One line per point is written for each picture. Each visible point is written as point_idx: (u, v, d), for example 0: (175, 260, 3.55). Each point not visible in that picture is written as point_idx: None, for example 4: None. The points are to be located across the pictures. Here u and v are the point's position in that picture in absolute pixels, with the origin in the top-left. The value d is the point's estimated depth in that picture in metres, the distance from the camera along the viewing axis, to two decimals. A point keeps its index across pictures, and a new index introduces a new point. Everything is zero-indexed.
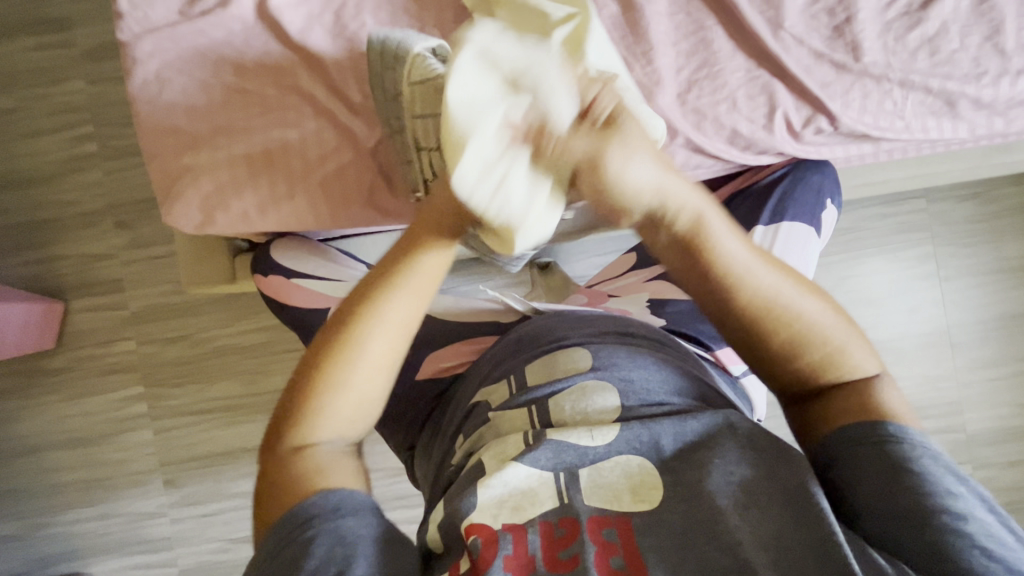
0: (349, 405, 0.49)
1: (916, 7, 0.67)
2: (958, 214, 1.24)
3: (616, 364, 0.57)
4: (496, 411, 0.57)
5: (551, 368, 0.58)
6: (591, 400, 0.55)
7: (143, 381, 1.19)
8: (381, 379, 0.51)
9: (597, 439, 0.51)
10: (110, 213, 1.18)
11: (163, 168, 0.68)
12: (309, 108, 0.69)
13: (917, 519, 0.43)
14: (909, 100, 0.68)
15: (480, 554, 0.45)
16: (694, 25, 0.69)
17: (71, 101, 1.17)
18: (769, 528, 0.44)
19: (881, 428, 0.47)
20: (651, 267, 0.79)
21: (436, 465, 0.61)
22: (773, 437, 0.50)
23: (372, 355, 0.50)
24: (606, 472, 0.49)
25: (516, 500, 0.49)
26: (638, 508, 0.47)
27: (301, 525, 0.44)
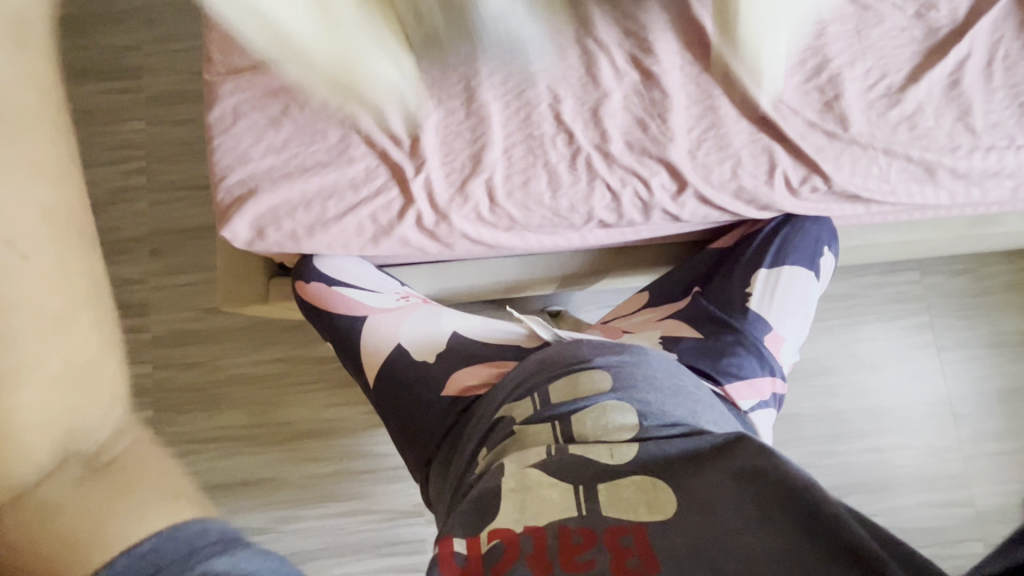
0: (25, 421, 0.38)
1: (895, 91, 0.77)
2: (952, 286, 1.30)
3: (635, 387, 0.62)
4: (521, 425, 0.61)
5: (573, 390, 0.63)
6: (611, 417, 0.59)
7: (154, 406, 1.25)
8: (86, 372, 0.41)
9: (615, 458, 0.55)
10: (148, 241, 1.28)
11: (229, 187, 0.74)
12: (363, 146, 0.76)
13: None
14: (892, 167, 0.75)
15: (503, 556, 0.48)
16: (703, 94, 0.77)
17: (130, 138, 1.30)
18: (781, 540, 0.46)
19: None
20: (661, 306, 0.85)
21: (458, 476, 0.64)
22: (774, 453, 0.52)
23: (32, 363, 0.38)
24: (624, 489, 0.53)
25: (539, 509, 0.52)
26: (653, 518, 0.51)
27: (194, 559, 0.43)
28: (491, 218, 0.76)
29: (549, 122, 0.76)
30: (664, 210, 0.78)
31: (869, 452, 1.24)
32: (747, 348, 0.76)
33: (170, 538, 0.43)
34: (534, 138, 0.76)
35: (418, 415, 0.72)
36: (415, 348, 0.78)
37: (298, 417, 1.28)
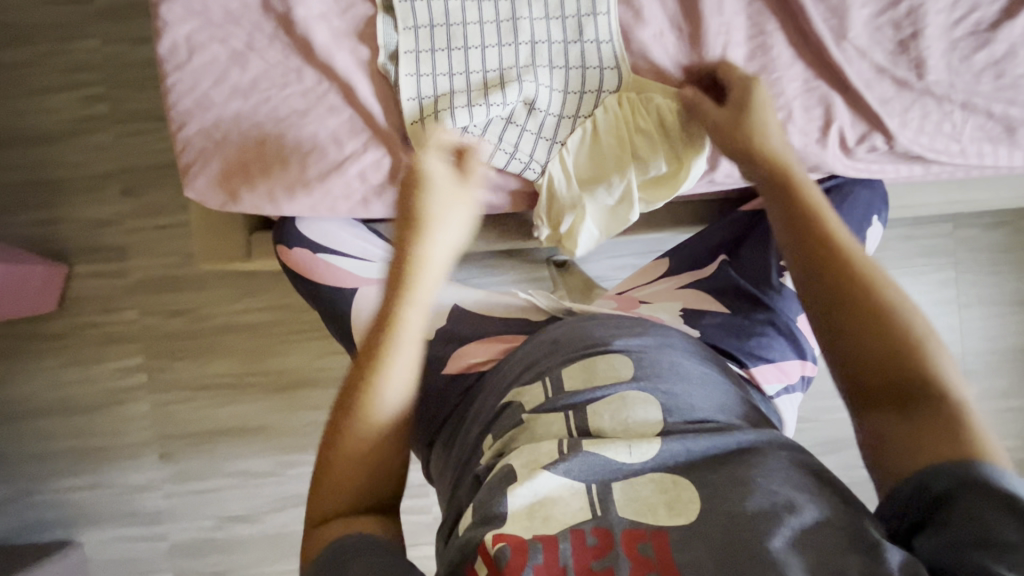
0: (394, 414, 0.54)
1: (985, 28, 0.67)
2: (985, 240, 1.22)
3: (658, 377, 0.56)
4: (530, 413, 0.56)
5: (591, 377, 0.57)
6: (632, 412, 0.53)
7: (144, 352, 1.28)
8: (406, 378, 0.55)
9: (633, 456, 0.50)
10: (120, 177, 1.24)
11: (188, 137, 0.68)
12: (338, 96, 0.70)
13: (1002, 489, 0.41)
14: (967, 123, 0.69)
15: (509, 564, 0.44)
16: (754, 29, 0.71)
17: (86, 59, 1.22)
18: (814, 550, 0.42)
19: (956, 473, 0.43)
20: (685, 275, 0.79)
21: (459, 464, 0.60)
22: (808, 462, 0.50)
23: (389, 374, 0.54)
24: (639, 486, 0.48)
25: (546, 510, 0.47)
26: (674, 522, 0.46)
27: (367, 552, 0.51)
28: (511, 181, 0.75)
29: (574, 83, 0.73)
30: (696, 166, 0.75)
31: None
32: (777, 328, 0.70)
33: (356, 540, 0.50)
34: (561, 104, 0.74)
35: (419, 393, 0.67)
36: None
37: (294, 365, 1.29)
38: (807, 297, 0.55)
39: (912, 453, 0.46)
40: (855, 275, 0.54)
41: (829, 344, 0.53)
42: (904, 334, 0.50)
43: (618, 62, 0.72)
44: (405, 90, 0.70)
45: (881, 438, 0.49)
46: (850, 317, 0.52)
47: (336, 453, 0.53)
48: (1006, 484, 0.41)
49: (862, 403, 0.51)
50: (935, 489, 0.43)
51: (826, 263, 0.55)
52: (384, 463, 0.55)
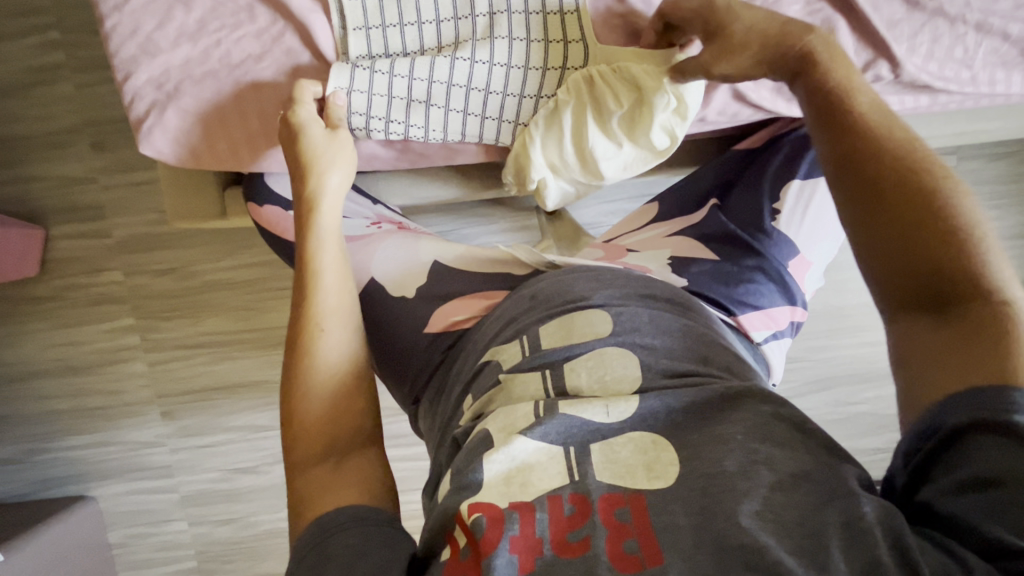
0: (339, 356, 0.58)
1: None
2: (988, 173, 1.18)
3: (637, 330, 0.56)
4: (508, 373, 0.55)
5: (568, 333, 0.56)
6: (610, 368, 0.53)
7: (134, 313, 1.27)
8: (345, 305, 0.60)
9: (611, 416, 0.50)
10: (87, 132, 1.18)
11: (136, 88, 0.64)
12: (292, 34, 0.65)
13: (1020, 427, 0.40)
14: (980, 47, 0.64)
15: (484, 536, 0.43)
16: None
17: (32, 1, 1.13)
18: (794, 511, 0.42)
19: (1004, 398, 0.41)
20: (672, 221, 0.77)
21: (443, 423, 0.60)
22: (793, 415, 0.49)
23: (328, 298, 0.59)
24: (618, 446, 0.48)
25: (524, 476, 0.47)
26: (652, 485, 0.45)
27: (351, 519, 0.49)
28: (489, 112, 0.72)
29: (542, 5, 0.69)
30: None
31: (865, 346, 1.21)
32: (767, 275, 0.69)
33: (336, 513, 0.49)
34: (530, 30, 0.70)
35: (401, 354, 0.67)
36: (393, 280, 0.71)
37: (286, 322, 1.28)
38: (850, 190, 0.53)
39: (945, 374, 0.45)
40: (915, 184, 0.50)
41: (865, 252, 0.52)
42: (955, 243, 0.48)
43: None
44: (350, 18, 0.65)
45: (911, 340, 0.49)
46: (905, 230, 0.49)
47: (294, 420, 0.55)
48: None
49: (902, 309, 0.50)
50: (951, 419, 0.43)
51: (878, 165, 0.52)
52: (348, 410, 0.56)
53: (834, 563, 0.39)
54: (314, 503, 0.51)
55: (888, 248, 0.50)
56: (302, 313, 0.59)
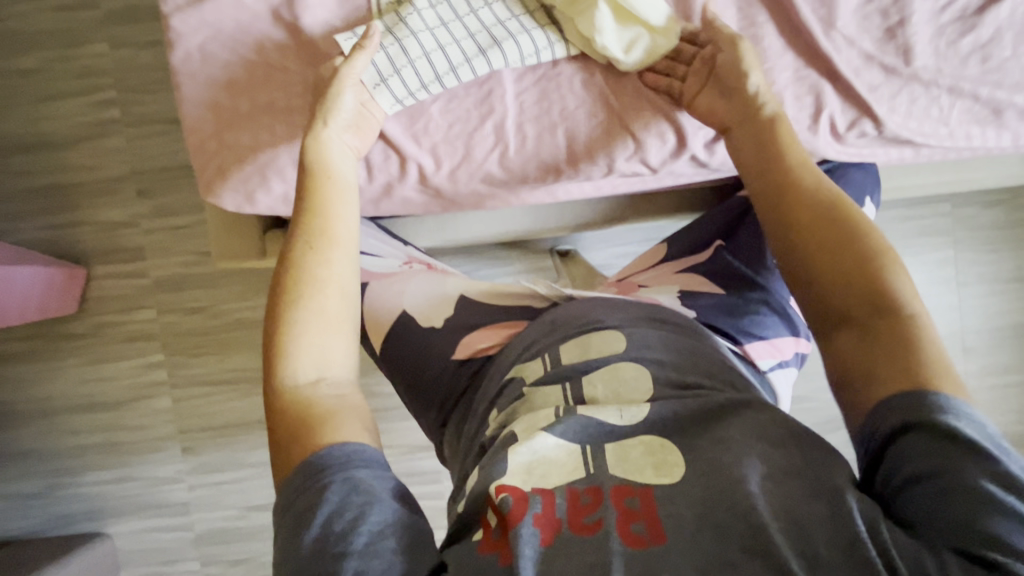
0: (325, 299, 0.57)
1: (971, 13, 0.69)
2: (982, 219, 1.24)
3: (648, 348, 0.61)
4: (531, 387, 0.60)
5: (585, 349, 0.62)
6: (623, 380, 0.58)
7: (163, 349, 1.32)
8: (340, 254, 0.60)
9: (624, 418, 0.55)
10: (132, 180, 1.28)
11: (205, 143, 0.71)
12: None
13: (951, 428, 0.45)
14: (955, 107, 0.70)
15: (511, 512, 0.47)
16: (746, 21, 0.71)
17: (94, 64, 1.26)
18: (784, 499, 0.46)
19: (917, 401, 0.47)
20: (682, 259, 0.83)
21: (468, 442, 0.64)
22: (788, 420, 0.53)
23: (324, 247, 0.59)
24: (630, 448, 0.52)
25: (546, 469, 0.52)
26: (660, 480, 0.49)
27: (315, 477, 0.49)
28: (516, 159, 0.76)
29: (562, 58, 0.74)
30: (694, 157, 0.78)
31: None
32: (771, 308, 0.74)
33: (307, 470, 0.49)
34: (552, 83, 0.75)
35: (427, 372, 0.72)
36: (423, 311, 0.76)
37: None
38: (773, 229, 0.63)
39: (870, 382, 0.51)
40: (830, 215, 0.59)
41: (804, 285, 0.59)
42: (874, 261, 0.55)
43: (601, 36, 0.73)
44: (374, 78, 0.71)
45: (846, 360, 0.54)
46: (830, 254, 0.57)
47: (281, 335, 0.55)
48: (952, 418, 0.46)
49: (830, 325, 0.56)
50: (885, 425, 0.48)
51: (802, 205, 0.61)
52: (332, 363, 0.56)
53: (820, 549, 0.43)
54: (308, 410, 0.53)
55: (819, 278, 0.57)
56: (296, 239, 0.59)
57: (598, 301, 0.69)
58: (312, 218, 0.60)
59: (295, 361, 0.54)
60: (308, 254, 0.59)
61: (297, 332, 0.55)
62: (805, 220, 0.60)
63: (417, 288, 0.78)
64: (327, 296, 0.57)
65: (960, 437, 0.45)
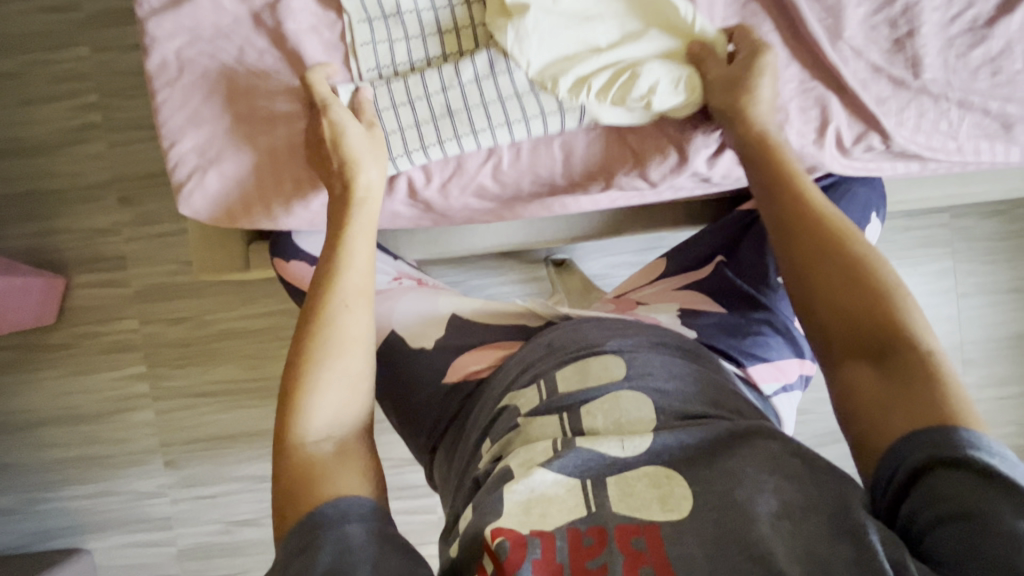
0: (346, 357, 0.56)
1: (981, 24, 0.66)
2: (981, 230, 1.23)
3: (650, 374, 0.59)
4: (526, 418, 0.57)
5: (584, 377, 0.59)
6: (625, 411, 0.55)
7: (146, 360, 1.28)
8: (362, 309, 0.59)
9: (626, 449, 0.52)
10: (114, 187, 1.24)
11: (182, 155, 0.67)
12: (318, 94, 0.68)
13: (981, 463, 0.43)
14: (964, 121, 0.68)
15: (508, 558, 0.45)
16: (748, 31, 0.69)
17: (75, 67, 1.22)
18: (804, 540, 0.44)
19: (946, 436, 0.46)
20: (681, 275, 0.80)
21: (460, 468, 0.61)
22: (802, 450, 0.51)
23: (347, 301, 0.58)
24: (633, 481, 0.50)
25: (543, 508, 0.49)
26: (667, 517, 0.47)
27: (320, 527, 0.47)
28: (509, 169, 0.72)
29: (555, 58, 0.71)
30: (695, 172, 0.74)
31: None
32: (774, 328, 0.71)
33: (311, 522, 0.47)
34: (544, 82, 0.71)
35: (418, 395, 0.69)
36: (412, 331, 0.73)
37: None
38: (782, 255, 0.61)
39: (887, 415, 0.50)
40: (831, 241, 0.59)
41: (809, 316, 0.59)
42: (881, 295, 0.55)
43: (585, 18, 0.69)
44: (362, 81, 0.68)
45: (854, 387, 0.54)
46: (844, 283, 0.57)
47: (298, 390, 0.54)
48: (977, 451, 0.44)
49: (841, 357, 0.56)
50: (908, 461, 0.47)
51: (810, 229, 0.60)
52: (346, 422, 0.55)
53: None
54: (311, 466, 0.51)
55: (831, 306, 0.57)
56: (323, 288, 0.59)
57: (595, 324, 0.66)
58: (334, 270, 0.60)
59: (309, 417, 0.53)
60: (330, 306, 0.58)
61: (316, 387, 0.54)
62: (817, 248, 0.59)
63: (408, 306, 0.76)
64: (349, 354, 0.57)
65: (989, 472, 0.43)
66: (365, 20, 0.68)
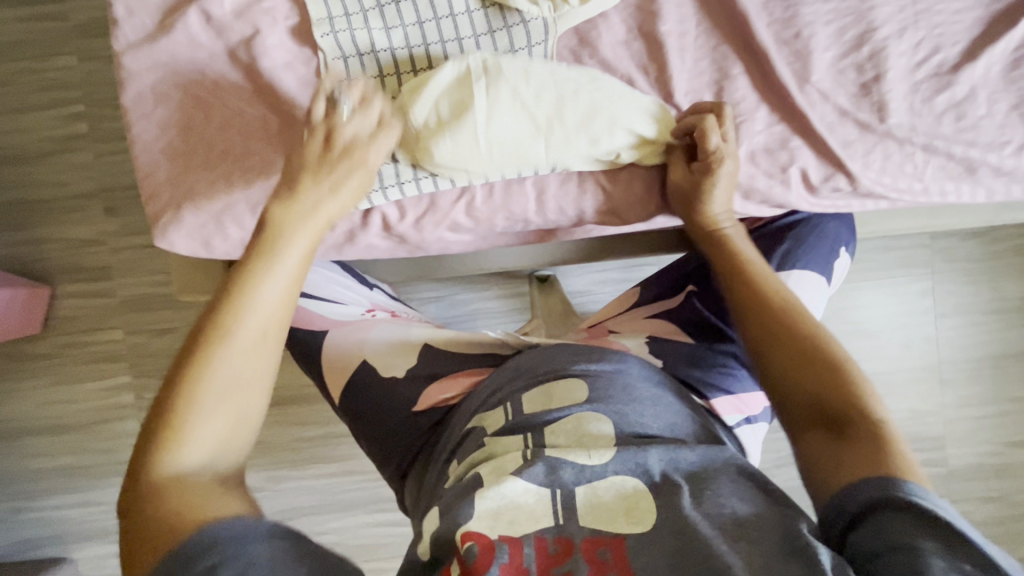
0: (232, 368, 0.49)
1: (946, 70, 0.68)
2: (960, 251, 1.25)
3: (611, 398, 0.60)
4: (492, 436, 0.60)
5: (549, 400, 0.61)
6: (586, 429, 0.58)
7: (131, 371, 1.29)
8: (250, 382, 0.50)
9: (593, 459, 0.55)
10: (100, 198, 1.24)
11: (156, 187, 0.68)
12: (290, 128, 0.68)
13: (921, 508, 0.44)
14: (929, 164, 0.69)
15: (477, 561, 0.47)
16: (718, 71, 0.70)
17: (63, 77, 1.22)
18: (760, 559, 0.46)
19: (891, 486, 0.46)
20: (653, 304, 0.82)
21: (428, 491, 0.62)
22: (755, 474, 0.55)
23: (250, 320, 0.51)
24: (602, 491, 0.53)
25: (514, 514, 0.51)
26: (632, 530, 0.50)
27: (195, 558, 0.40)
28: (481, 202, 0.73)
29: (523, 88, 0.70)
30: (665, 210, 0.76)
31: None
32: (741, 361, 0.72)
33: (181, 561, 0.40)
34: None
35: (387, 424, 0.70)
36: (381, 359, 0.74)
37: None
38: (744, 320, 0.64)
39: (835, 474, 0.51)
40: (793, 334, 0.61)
41: (772, 390, 0.59)
42: (841, 372, 0.56)
43: (546, 37, 0.68)
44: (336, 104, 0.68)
45: (814, 459, 0.53)
46: (801, 352, 0.59)
47: (187, 382, 0.48)
48: (915, 498, 0.45)
49: (802, 425, 0.56)
50: (851, 505, 0.47)
51: (767, 298, 0.63)
52: (242, 410, 0.49)
53: None
54: (184, 495, 0.44)
55: (789, 375, 0.58)
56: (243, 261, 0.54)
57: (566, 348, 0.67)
58: (239, 274, 0.54)
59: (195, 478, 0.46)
60: (217, 357, 0.49)
61: (209, 359, 0.49)
62: (777, 318, 0.62)
63: (380, 333, 0.77)
64: (234, 369, 0.49)
65: (927, 516, 0.43)
66: (340, 56, 0.68)
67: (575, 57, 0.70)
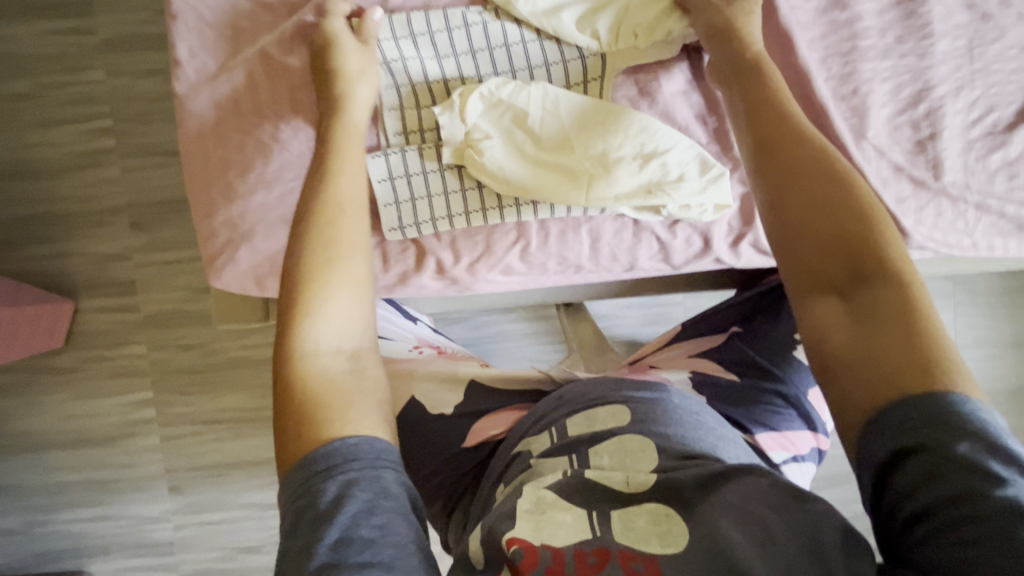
0: (343, 277, 0.56)
1: (1000, 130, 0.70)
2: (983, 283, 1.26)
3: (654, 420, 0.61)
4: (537, 458, 0.61)
5: (592, 422, 0.62)
6: (628, 451, 0.58)
7: (153, 386, 1.28)
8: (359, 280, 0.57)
9: (630, 487, 0.55)
10: (125, 212, 1.24)
11: (213, 229, 0.69)
12: None
13: (964, 451, 0.41)
14: (981, 222, 0.71)
15: (521, 566, 0.48)
16: None
17: (90, 92, 1.21)
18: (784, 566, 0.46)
19: (928, 405, 0.44)
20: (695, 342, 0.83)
21: (476, 513, 0.64)
22: (791, 485, 0.52)
23: (338, 231, 0.57)
24: (635, 518, 0.53)
25: (551, 529, 0.52)
26: (665, 551, 0.50)
27: (324, 472, 0.47)
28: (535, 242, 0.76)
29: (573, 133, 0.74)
30: (717, 257, 0.78)
31: None
32: (789, 402, 0.73)
33: (310, 465, 0.47)
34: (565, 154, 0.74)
35: (434, 458, 0.71)
36: (429, 393, 0.74)
37: None
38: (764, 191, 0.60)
39: (855, 377, 0.49)
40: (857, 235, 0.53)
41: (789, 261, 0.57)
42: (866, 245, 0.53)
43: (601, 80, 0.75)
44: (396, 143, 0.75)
45: (829, 335, 0.52)
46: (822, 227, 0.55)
47: (299, 295, 0.54)
48: (957, 429, 0.42)
49: (811, 292, 0.55)
50: (882, 448, 0.45)
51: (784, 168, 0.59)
52: (357, 316, 0.55)
53: None
54: (314, 401, 0.50)
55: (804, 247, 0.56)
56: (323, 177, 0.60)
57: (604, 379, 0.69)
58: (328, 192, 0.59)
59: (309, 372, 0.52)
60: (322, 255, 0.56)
61: (316, 276, 0.54)
62: (798, 189, 0.57)
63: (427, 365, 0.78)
64: (342, 289, 0.55)
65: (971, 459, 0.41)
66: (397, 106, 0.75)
67: (633, 106, 0.75)
